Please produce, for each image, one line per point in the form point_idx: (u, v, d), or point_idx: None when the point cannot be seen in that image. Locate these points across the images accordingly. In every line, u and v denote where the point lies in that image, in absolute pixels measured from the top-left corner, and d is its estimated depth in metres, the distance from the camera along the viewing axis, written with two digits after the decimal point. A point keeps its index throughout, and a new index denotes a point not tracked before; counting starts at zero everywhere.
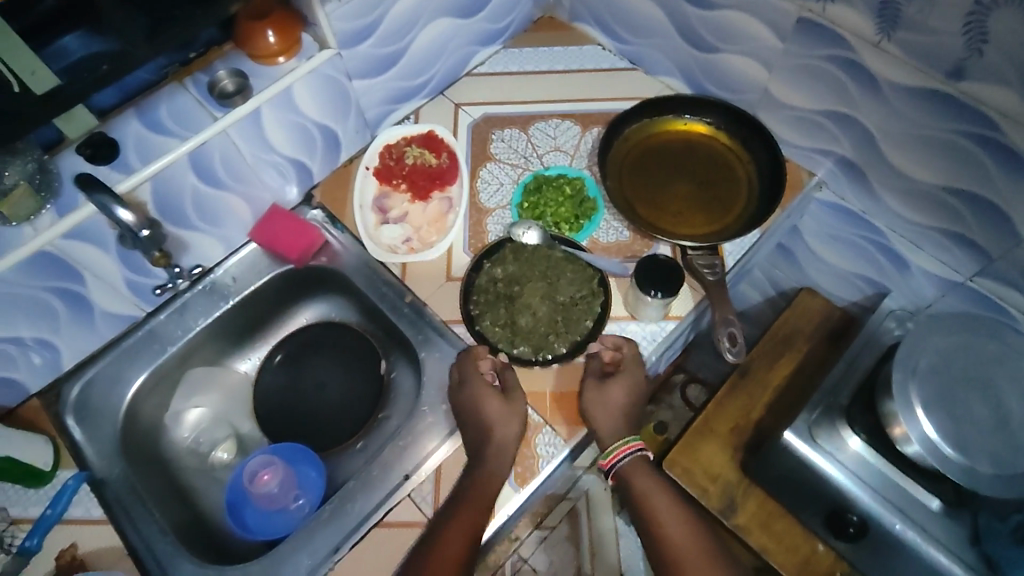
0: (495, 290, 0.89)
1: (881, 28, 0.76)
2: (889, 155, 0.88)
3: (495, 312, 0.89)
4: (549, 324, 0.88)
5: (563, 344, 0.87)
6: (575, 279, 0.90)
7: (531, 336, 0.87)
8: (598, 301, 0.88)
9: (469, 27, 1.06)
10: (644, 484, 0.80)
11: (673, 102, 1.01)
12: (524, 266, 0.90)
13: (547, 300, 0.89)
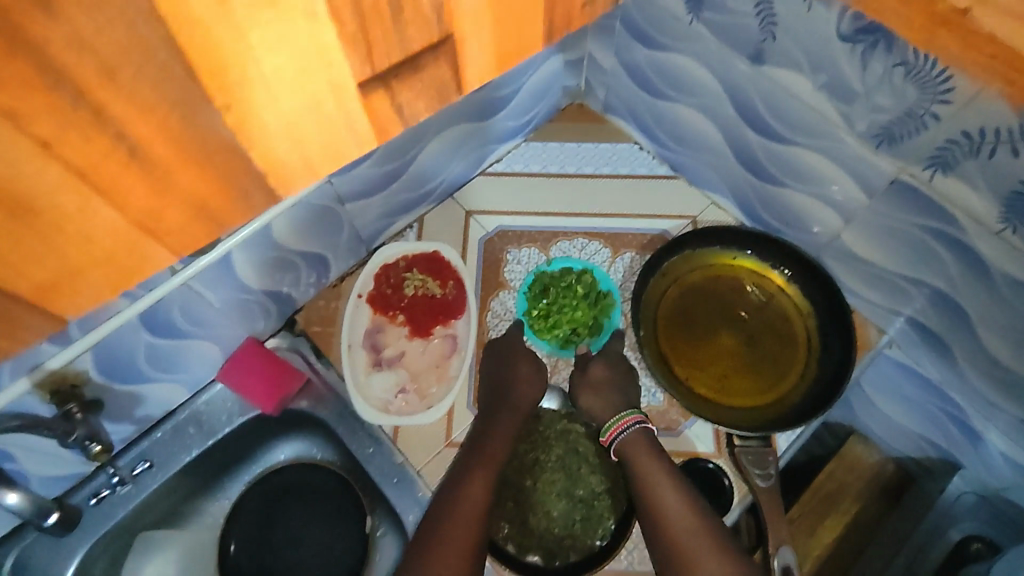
0: (505, 478, 0.79)
1: (1004, 219, 0.60)
2: (983, 339, 0.72)
3: (502, 506, 0.77)
4: (565, 526, 0.77)
5: (578, 553, 0.76)
6: (597, 469, 0.80)
7: (544, 540, 0.76)
8: (623, 497, 0.77)
9: (487, 128, 0.90)
10: (642, 457, 0.72)
11: (724, 236, 0.86)
12: (537, 448, 0.80)
13: (565, 496, 0.78)
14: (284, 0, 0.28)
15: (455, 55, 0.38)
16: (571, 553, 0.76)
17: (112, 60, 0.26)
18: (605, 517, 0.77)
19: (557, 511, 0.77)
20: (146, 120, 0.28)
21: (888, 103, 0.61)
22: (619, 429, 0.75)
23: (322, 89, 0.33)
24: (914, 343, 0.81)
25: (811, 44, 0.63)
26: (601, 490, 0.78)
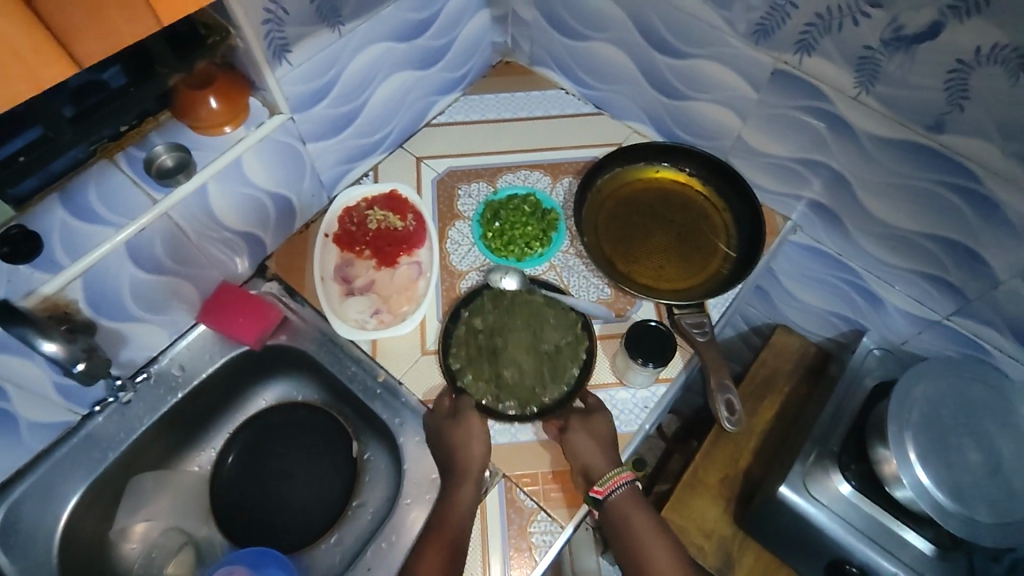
0: (477, 343, 0.85)
1: (859, 82, 0.77)
2: (863, 201, 0.88)
3: (477, 366, 0.84)
4: (535, 375, 0.84)
5: (551, 396, 0.83)
6: (559, 325, 0.87)
7: (518, 391, 0.83)
8: (583, 346, 0.86)
9: (428, 78, 1.01)
10: (632, 514, 0.76)
11: (647, 151, 0.98)
12: (505, 317, 0.87)
13: (532, 351, 0.85)
14: None
15: None
16: (543, 397, 0.83)
17: None
18: (571, 365, 0.85)
19: (528, 366, 0.84)
20: None
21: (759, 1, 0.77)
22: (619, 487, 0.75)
23: None
24: (813, 222, 0.98)
25: None
26: (563, 344, 0.86)
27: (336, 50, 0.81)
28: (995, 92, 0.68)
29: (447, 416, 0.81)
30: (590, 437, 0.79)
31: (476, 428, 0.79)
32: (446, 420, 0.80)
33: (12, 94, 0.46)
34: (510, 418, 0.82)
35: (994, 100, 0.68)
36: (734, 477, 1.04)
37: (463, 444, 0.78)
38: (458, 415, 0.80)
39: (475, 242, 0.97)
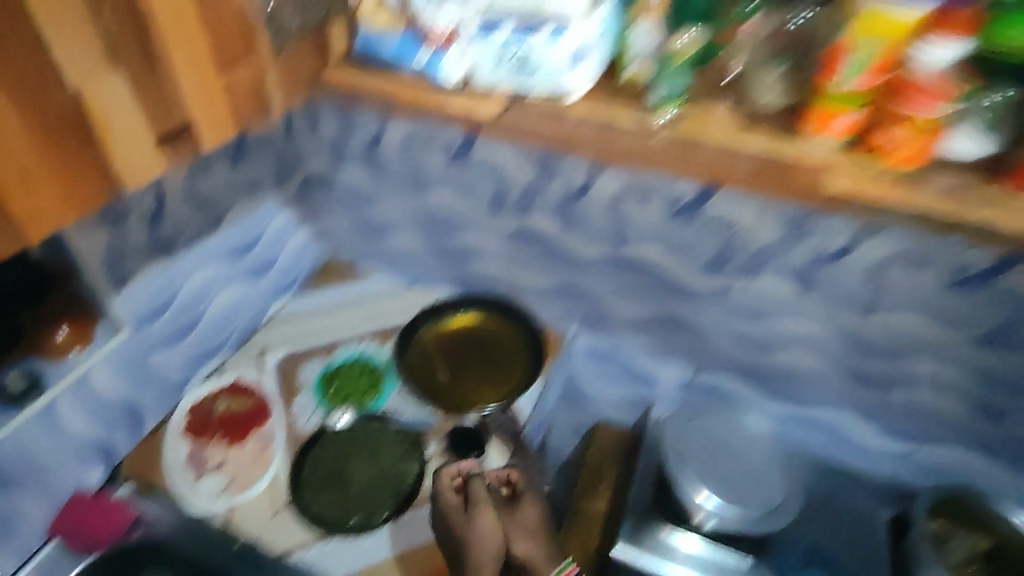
0: (323, 474, 1.04)
1: (565, 227, 1.12)
2: (605, 304, 1.20)
3: (325, 493, 1.03)
4: (373, 489, 1.04)
5: (390, 505, 1.02)
6: (392, 444, 1.08)
7: (360, 505, 1.02)
8: (414, 456, 1.06)
9: (261, 285, 1.23)
10: None
11: (448, 305, 1.24)
12: (344, 445, 1.07)
13: (369, 468, 1.05)
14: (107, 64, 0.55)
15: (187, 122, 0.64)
16: (385, 506, 1.02)
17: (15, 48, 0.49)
18: (406, 474, 1.05)
19: (365, 479, 1.04)
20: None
21: (486, 189, 1.13)
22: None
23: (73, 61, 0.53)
24: (585, 329, 1.28)
25: (440, 172, 1.14)
26: (396, 458, 1.06)
27: (169, 274, 1.02)
28: (639, 217, 1.03)
29: (459, 508, 0.98)
30: (522, 527, 0.96)
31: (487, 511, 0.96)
32: (458, 513, 0.97)
33: None
34: (356, 531, 1.00)
35: (640, 223, 1.04)
36: (590, 560, 1.17)
37: (478, 527, 0.94)
38: (469, 508, 0.97)
39: (316, 404, 1.13)
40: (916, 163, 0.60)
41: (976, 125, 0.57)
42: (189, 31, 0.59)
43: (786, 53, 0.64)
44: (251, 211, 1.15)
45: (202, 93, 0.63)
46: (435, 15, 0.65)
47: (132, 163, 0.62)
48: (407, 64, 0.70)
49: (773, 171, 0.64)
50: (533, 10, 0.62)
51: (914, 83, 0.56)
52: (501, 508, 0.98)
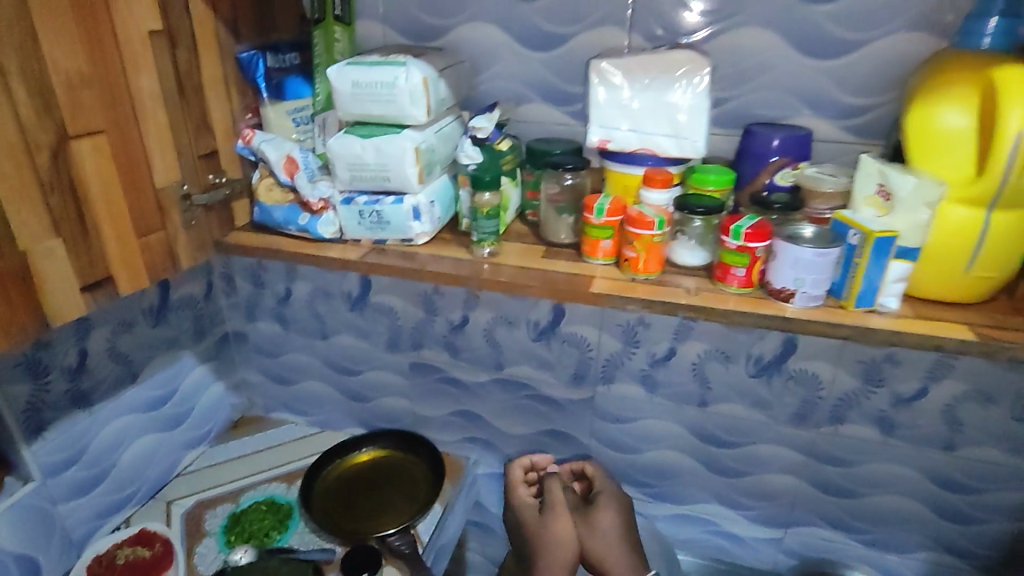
0: None
1: (452, 357, 1.29)
2: (498, 426, 1.34)
3: None
4: None
5: None
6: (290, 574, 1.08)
7: None
8: None
9: (173, 437, 1.31)
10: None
11: (353, 443, 1.34)
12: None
13: None
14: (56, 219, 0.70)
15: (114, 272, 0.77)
16: None
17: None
18: None
19: None
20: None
21: (383, 330, 1.31)
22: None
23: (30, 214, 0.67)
24: (483, 453, 1.39)
25: (343, 319, 1.33)
26: None
27: (85, 424, 1.11)
28: (510, 341, 1.23)
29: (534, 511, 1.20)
30: (595, 529, 1.16)
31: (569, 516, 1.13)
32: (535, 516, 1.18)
33: None
34: None
35: (512, 347, 1.23)
36: None
37: (555, 529, 1.16)
38: (546, 511, 1.18)
39: (218, 544, 1.17)
40: (651, 270, 0.81)
41: (688, 244, 0.83)
42: (115, 209, 0.76)
43: (567, 206, 0.91)
44: (170, 365, 1.27)
45: (125, 248, 0.78)
46: (311, 191, 0.89)
47: (62, 307, 0.72)
48: (292, 225, 0.91)
49: (543, 284, 0.82)
50: (381, 182, 0.86)
51: (638, 215, 0.79)
52: (580, 512, 1.18)
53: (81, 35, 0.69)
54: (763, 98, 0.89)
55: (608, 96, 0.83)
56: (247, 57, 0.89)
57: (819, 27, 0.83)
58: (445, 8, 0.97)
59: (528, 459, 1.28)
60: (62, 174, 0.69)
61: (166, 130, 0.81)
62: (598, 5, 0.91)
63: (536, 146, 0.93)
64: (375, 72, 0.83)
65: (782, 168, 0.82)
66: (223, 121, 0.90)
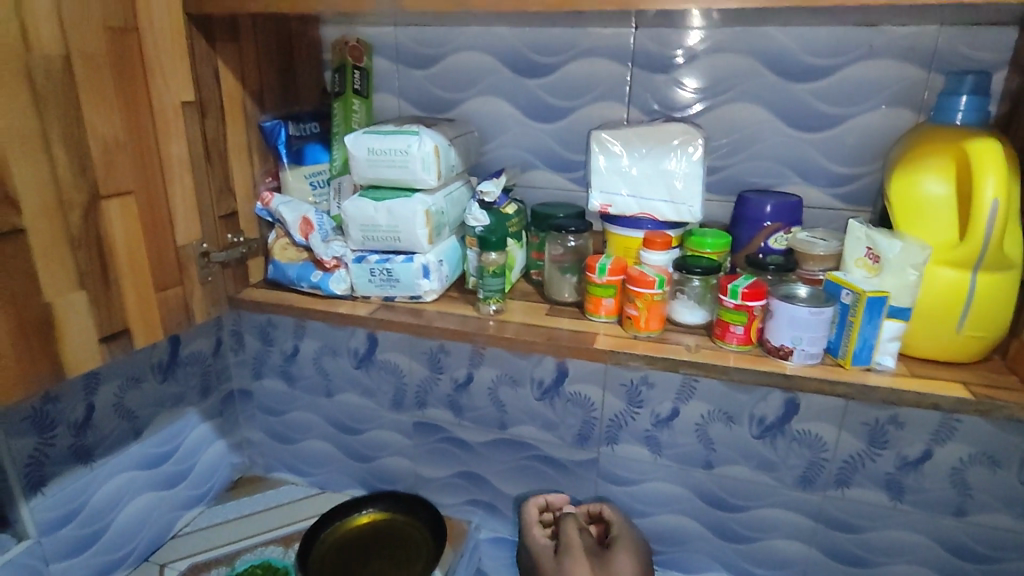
0: None
1: (456, 416, 1.29)
2: (501, 487, 1.32)
3: None
4: None
5: None
6: None
7: None
8: None
9: (172, 496, 1.30)
10: None
11: (354, 505, 1.32)
12: None
13: None
14: (87, 274, 0.73)
15: (135, 326, 0.80)
16: None
17: (30, 254, 0.67)
18: None
19: None
20: (9, 284, 0.65)
21: (388, 388, 1.32)
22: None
23: (67, 267, 0.71)
24: (485, 517, 1.36)
25: (349, 376, 1.34)
26: None
27: (85, 480, 1.11)
28: (514, 400, 1.23)
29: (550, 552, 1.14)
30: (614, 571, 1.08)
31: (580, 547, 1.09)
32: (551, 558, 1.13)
33: None
34: None
35: (516, 406, 1.24)
36: None
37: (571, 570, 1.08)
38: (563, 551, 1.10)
39: None
40: (652, 327, 0.84)
41: (687, 304, 0.86)
42: (137, 265, 0.79)
43: (570, 265, 0.95)
44: (174, 421, 1.28)
45: (145, 304, 0.81)
46: (324, 250, 0.92)
47: (80, 359, 0.74)
48: (304, 282, 0.95)
49: (547, 340, 0.84)
50: (391, 242, 0.90)
51: (638, 274, 0.82)
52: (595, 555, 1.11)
53: (120, 106, 0.74)
54: (755, 167, 0.94)
55: (608, 164, 0.88)
56: (269, 126, 0.96)
57: (805, 103, 0.89)
58: (456, 84, 1.04)
59: (543, 499, 1.23)
60: (92, 232, 0.73)
61: (191, 193, 0.86)
62: (598, 82, 0.98)
63: (541, 210, 0.97)
64: (389, 140, 0.88)
65: (775, 232, 0.86)
66: (244, 184, 0.95)
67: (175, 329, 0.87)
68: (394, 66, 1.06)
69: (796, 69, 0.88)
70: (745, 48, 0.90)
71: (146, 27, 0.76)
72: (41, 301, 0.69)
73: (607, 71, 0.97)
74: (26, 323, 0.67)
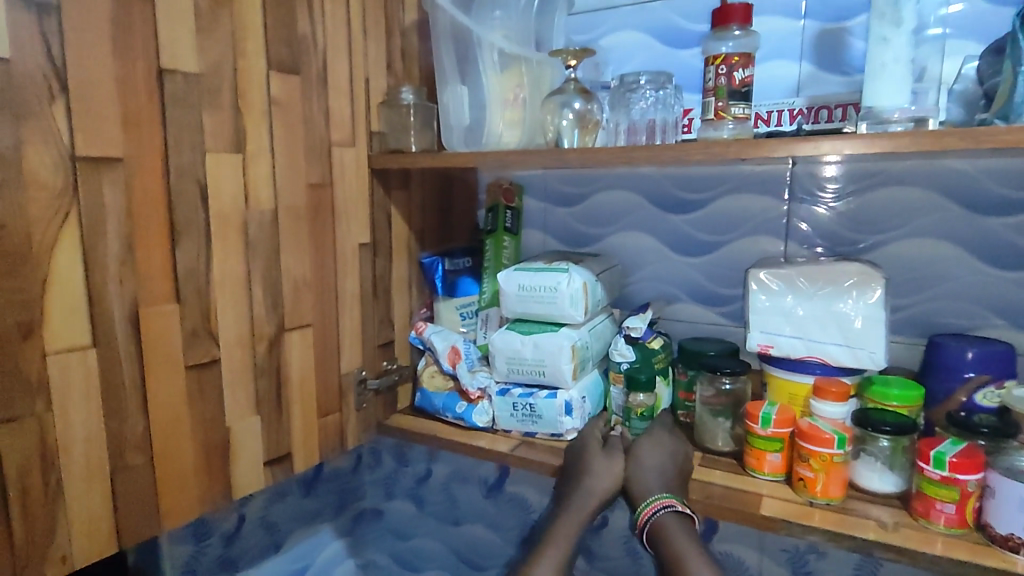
0: None
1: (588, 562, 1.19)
2: None
3: None
4: None
5: None
6: None
7: None
8: None
9: None
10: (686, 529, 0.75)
11: None
12: None
13: None
14: (264, 401, 0.80)
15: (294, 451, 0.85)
16: None
17: (224, 381, 0.75)
18: None
19: None
20: (203, 408, 0.72)
21: (517, 522, 1.27)
22: (655, 508, 0.76)
23: (250, 392, 0.78)
24: None
25: (477, 507, 1.31)
26: None
27: None
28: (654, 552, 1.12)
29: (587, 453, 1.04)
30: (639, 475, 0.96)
31: (655, 492, 0.78)
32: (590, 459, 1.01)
33: (86, 434, 0.62)
34: None
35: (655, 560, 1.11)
36: None
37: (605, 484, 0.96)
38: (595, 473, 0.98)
39: None
40: (832, 495, 0.73)
41: (874, 466, 0.75)
42: (305, 391, 0.85)
43: (725, 410, 0.88)
44: (309, 538, 1.28)
45: (305, 427, 0.86)
46: (471, 381, 0.94)
47: (245, 481, 0.78)
48: (449, 413, 0.96)
49: (697, 493, 0.77)
50: (536, 376, 0.89)
51: (813, 431, 0.74)
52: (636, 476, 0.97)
53: (309, 249, 0.84)
54: (944, 308, 0.83)
55: (770, 303, 0.82)
56: (428, 261, 1.03)
57: (1003, 240, 0.80)
58: (603, 220, 1.07)
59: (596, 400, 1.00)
60: (273, 361, 0.80)
61: (358, 322, 0.93)
62: (750, 217, 0.95)
63: (690, 346, 0.91)
64: (541, 277, 0.90)
65: (982, 385, 0.75)
66: (403, 313, 1.01)
67: (327, 452, 0.90)
68: (542, 205, 1.11)
69: (985, 202, 0.80)
70: (922, 181, 0.83)
71: (338, 183, 0.87)
72: (224, 423, 0.75)
73: (761, 207, 0.94)
74: (209, 445, 0.73)
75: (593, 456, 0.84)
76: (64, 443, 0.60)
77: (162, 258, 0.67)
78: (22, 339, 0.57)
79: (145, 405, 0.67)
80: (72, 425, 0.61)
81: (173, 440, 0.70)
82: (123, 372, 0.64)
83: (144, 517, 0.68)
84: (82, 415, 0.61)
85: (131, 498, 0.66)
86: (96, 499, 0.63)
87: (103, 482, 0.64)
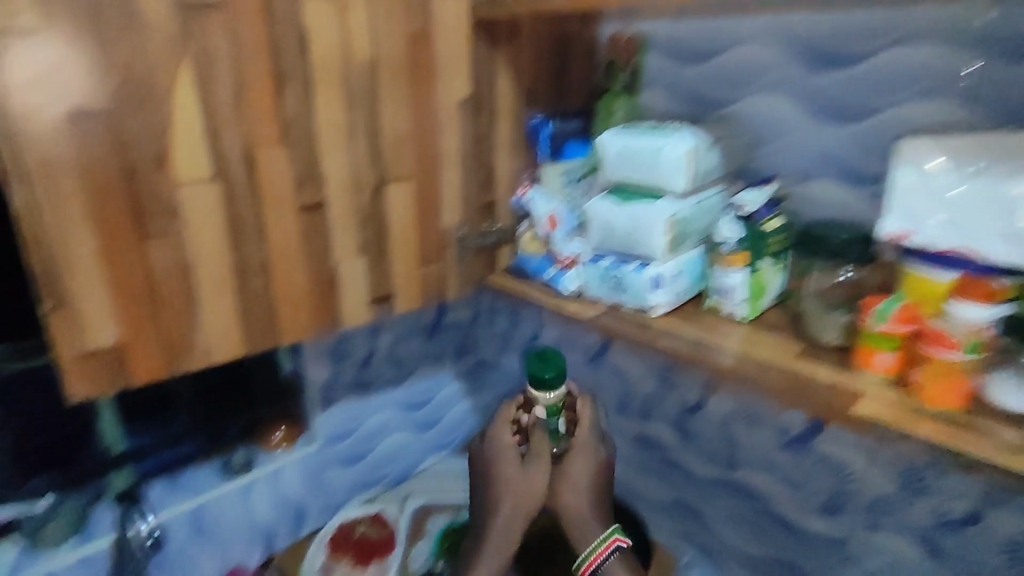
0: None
1: None
2: None
3: None
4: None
5: None
6: None
7: None
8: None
9: (425, 437, 1.33)
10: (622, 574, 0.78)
11: None
12: None
13: None
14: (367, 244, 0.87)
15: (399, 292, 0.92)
16: None
17: (330, 222, 0.82)
18: None
19: None
20: (312, 243, 0.81)
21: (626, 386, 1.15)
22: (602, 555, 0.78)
23: (355, 234, 0.85)
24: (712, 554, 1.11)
25: None
26: None
27: None
28: None
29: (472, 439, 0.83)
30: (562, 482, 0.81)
31: None
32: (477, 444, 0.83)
33: (216, 252, 0.73)
34: None
35: None
36: None
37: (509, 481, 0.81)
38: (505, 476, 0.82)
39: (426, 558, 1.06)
40: (945, 405, 0.65)
41: (1013, 381, 0.63)
42: (406, 240, 0.91)
43: (841, 302, 0.77)
44: (432, 376, 1.31)
45: (407, 272, 0.93)
46: (564, 247, 0.94)
47: (352, 311, 0.88)
48: (540, 276, 0.98)
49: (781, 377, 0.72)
50: (629, 246, 0.86)
51: (937, 331, 0.66)
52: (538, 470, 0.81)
53: (409, 102, 0.85)
54: None
55: (915, 181, 0.68)
56: (536, 124, 1.01)
57: None
58: (735, 81, 0.93)
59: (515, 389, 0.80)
60: (375, 208, 0.86)
61: (459, 179, 0.94)
62: (923, 74, 0.76)
63: (813, 230, 0.83)
64: (643, 141, 0.84)
65: None
66: (506, 174, 1.01)
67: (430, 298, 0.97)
68: (669, 62, 0.99)
69: None
70: None
71: (439, 32, 0.85)
72: (332, 259, 0.84)
73: (940, 60, 0.75)
74: (319, 275, 0.83)
75: (509, 472, 0.80)
76: (198, 257, 0.72)
77: (268, 101, 0.73)
78: (156, 165, 0.67)
79: (261, 234, 0.76)
80: (202, 243, 0.72)
81: (287, 267, 0.80)
82: (240, 203, 0.73)
83: (266, 326, 0.80)
84: (211, 236, 0.72)
85: (256, 309, 0.78)
86: (228, 305, 0.76)
87: (232, 293, 0.76)
